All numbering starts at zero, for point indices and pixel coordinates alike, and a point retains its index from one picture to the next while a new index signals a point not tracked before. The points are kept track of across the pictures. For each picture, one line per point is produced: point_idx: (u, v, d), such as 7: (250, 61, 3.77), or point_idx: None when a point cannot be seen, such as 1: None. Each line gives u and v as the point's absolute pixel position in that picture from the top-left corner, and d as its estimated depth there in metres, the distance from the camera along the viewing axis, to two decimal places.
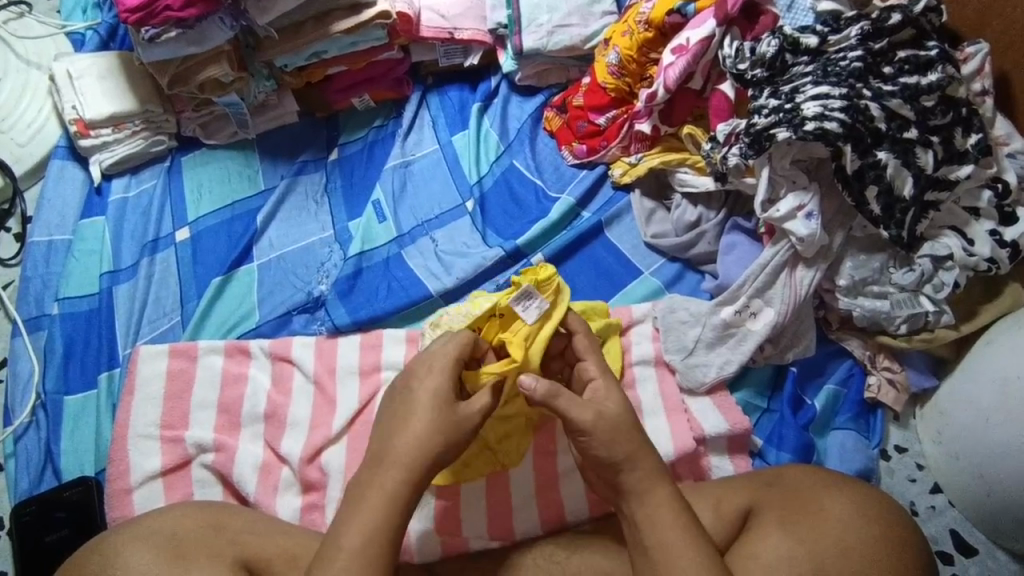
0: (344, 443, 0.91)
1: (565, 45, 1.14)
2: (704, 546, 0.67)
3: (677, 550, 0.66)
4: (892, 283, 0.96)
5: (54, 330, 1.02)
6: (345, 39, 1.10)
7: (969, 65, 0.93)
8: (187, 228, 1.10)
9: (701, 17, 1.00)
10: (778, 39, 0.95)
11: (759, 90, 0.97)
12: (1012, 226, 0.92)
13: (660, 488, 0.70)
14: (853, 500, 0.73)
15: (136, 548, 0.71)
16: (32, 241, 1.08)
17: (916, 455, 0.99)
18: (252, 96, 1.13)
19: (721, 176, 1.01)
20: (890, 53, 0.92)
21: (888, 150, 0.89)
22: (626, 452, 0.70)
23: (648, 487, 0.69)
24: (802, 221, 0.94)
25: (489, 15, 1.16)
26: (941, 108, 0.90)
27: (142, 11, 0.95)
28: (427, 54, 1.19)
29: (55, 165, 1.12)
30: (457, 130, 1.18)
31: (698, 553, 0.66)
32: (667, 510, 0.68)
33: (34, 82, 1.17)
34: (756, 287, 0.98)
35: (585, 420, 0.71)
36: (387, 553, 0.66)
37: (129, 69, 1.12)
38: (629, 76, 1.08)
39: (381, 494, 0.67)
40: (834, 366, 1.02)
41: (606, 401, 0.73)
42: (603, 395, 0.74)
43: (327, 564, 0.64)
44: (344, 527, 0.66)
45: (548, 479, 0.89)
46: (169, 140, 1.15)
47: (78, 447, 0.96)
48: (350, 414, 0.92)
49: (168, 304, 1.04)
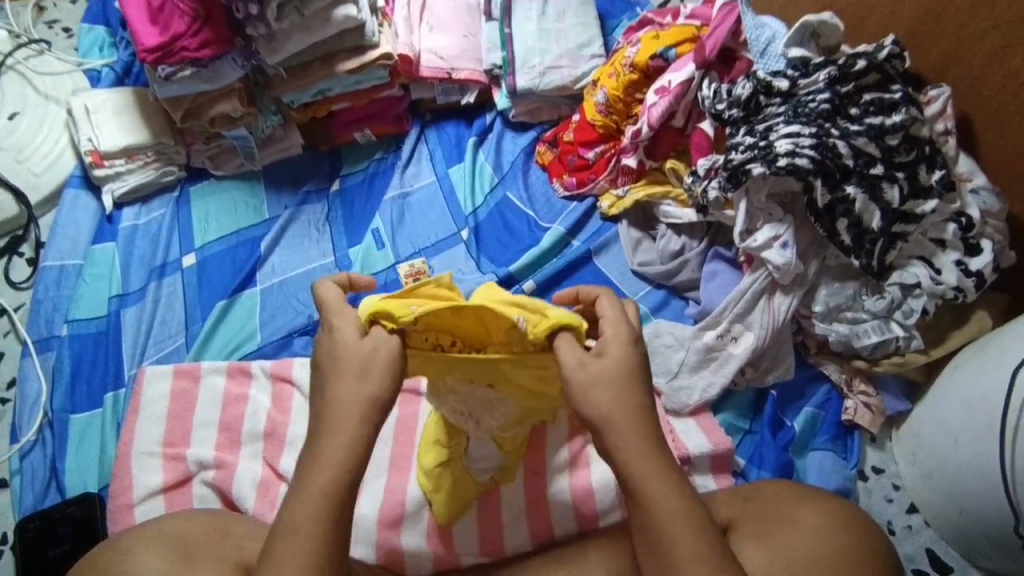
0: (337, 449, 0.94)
1: (556, 84, 1.22)
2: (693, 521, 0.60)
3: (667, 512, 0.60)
4: (864, 310, 1.01)
5: (62, 350, 1.05)
6: (349, 78, 1.16)
7: (932, 107, 0.99)
8: (194, 254, 1.15)
9: (681, 61, 1.08)
10: (753, 82, 1.02)
11: (736, 128, 1.04)
12: (976, 258, 0.97)
13: (658, 448, 0.62)
14: (824, 509, 0.77)
15: (146, 548, 0.72)
16: (45, 266, 1.12)
17: (893, 475, 1.03)
18: (259, 130, 1.19)
19: (702, 208, 1.07)
20: (855, 95, 0.98)
21: (857, 185, 0.96)
22: (624, 399, 0.62)
23: (656, 471, 0.61)
24: (778, 250, 0.99)
25: (485, 56, 1.24)
26: (905, 146, 0.97)
27: (160, 51, 1.01)
28: (427, 92, 1.26)
29: (68, 194, 1.17)
30: (454, 162, 1.25)
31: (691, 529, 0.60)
32: (664, 485, 0.61)
33: (53, 116, 1.22)
34: (736, 312, 1.03)
35: (566, 363, 0.63)
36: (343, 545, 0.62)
37: (143, 105, 1.18)
38: (616, 114, 1.15)
39: (344, 484, 0.61)
40: (813, 390, 1.07)
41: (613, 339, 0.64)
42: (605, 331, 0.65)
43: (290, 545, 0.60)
44: (297, 508, 0.61)
45: (538, 494, 0.92)
46: (179, 170, 1.21)
47: (82, 464, 0.98)
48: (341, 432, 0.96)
49: (173, 326, 1.08)
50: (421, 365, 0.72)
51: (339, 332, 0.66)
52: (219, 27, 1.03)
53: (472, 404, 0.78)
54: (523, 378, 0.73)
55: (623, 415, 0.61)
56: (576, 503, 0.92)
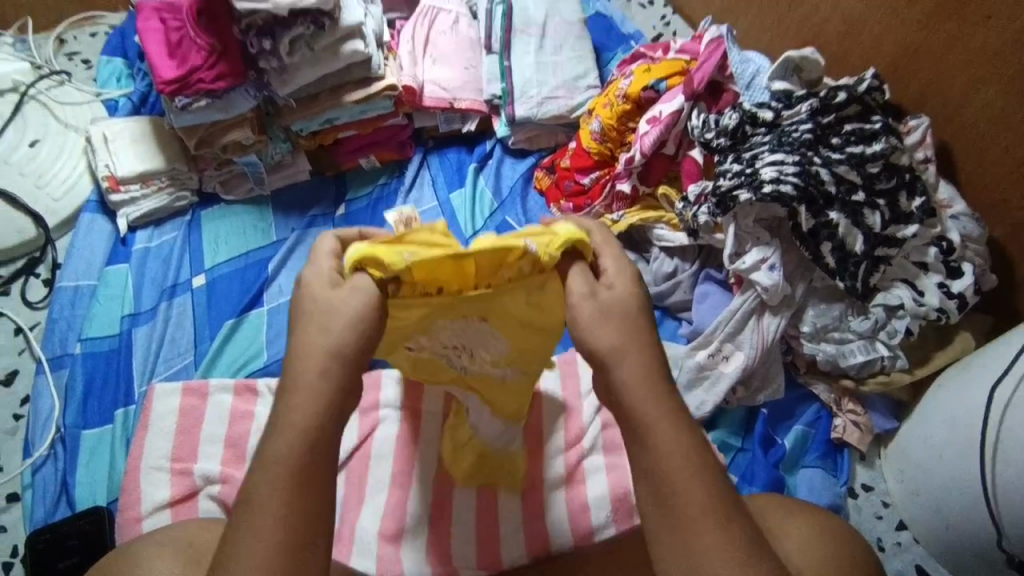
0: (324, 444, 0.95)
1: (553, 114, 1.27)
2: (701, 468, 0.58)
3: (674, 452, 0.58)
4: (850, 330, 1.04)
5: (75, 368, 1.09)
6: (355, 108, 1.22)
7: (912, 136, 1.04)
8: (204, 275, 1.19)
9: (671, 93, 1.13)
10: (739, 113, 1.07)
11: (724, 156, 1.08)
12: (958, 280, 1.01)
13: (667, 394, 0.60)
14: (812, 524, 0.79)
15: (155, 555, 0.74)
16: (61, 286, 1.16)
17: (882, 493, 1.05)
18: (269, 156, 1.24)
19: (693, 232, 1.12)
20: (837, 126, 1.03)
21: (840, 211, 1.00)
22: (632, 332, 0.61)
23: (665, 416, 0.59)
24: (766, 272, 1.03)
25: (485, 87, 1.30)
26: (885, 174, 1.01)
27: (177, 83, 1.07)
28: (430, 121, 1.32)
29: (84, 218, 1.22)
30: (455, 188, 1.30)
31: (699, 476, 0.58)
32: (673, 431, 0.59)
33: (71, 143, 1.27)
34: (726, 333, 1.07)
35: (578, 291, 0.63)
36: (315, 524, 0.56)
37: (159, 134, 1.23)
38: (610, 142, 1.20)
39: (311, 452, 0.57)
40: (802, 409, 1.10)
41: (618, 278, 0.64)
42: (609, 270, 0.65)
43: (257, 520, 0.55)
44: (261, 481, 0.56)
45: (535, 507, 0.96)
46: (191, 195, 1.26)
47: (92, 479, 1.01)
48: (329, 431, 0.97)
49: (182, 345, 1.12)
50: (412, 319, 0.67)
51: (317, 281, 0.62)
52: (234, 61, 1.08)
53: (466, 337, 0.72)
54: (525, 313, 0.67)
55: (635, 347, 0.61)
56: (571, 517, 0.95)
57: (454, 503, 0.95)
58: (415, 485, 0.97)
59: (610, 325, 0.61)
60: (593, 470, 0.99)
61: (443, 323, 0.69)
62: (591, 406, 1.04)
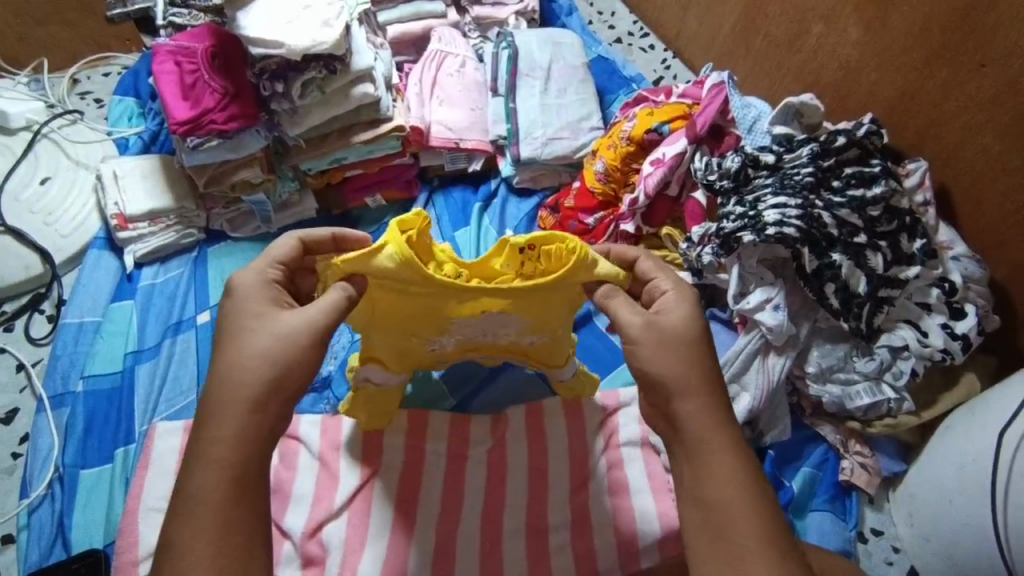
0: (314, 471, 0.99)
1: (558, 153, 1.30)
2: (738, 497, 0.61)
3: (718, 477, 0.63)
4: (855, 371, 1.04)
5: (77, 407, 1.08)
6: (364, 148, 1.24)
7: (910, 179, 1.06)
8: (208, 312, 1.19)
9: (674, 136, 1.16)
10: (741, 157, 1.10)
11: (727, 198, 1.10)
12: (962, 321, 1.02)
13: (700, 412, 0.66)
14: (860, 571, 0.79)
15: None
16: (64, 323, 1.16)
17: (892, 538, 1.04)
18: (278, 195, 1.25)
19: (697, 272, 1.12)
20: (837, 169, 1.06)
21: (842, 253, 1.01)
22: (680, 367, 0.67)
23: (705, 446, 0.64)
24: (769, 312, 1.03)
25: (491, 128, 1.33)
26: (886, 217, 1.03)
27: (190, 124, 1.09)
28: (436, 159, 1.34)
29: (92, 254, 1.23)
30: (460, 226, 1.30)
31: (745, 511, 0.61)
32: (720, 461, 0.63)
33: (81, 181, 1.28)
34: (731, 374, 1.06)
35: (634, 324, 0.70)
36: (250, 546, 0.60)
37: (168, 171, 1.25)
38: (614, 183, 1.21)
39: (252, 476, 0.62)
40: (809, 451, 1.09)
41: (669, 313, 0.70)
42: (670, 301, 0.72)
43: (226, 533, 0.59)
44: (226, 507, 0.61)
45: (539, 554, 0.95)
46: (198, 233, 1.26)
47: (90, 521, 1.00)
48: (317, 451, 1.00)
49: (185, 382, 1.12)
50: (421, 313, 0.78)
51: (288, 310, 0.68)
52: (246, 103, 1.11)
53: (483, 325, 0.81)
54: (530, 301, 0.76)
55: (683, 379, 0.66)
56: (577, 560, 0.95)
57: (459, 546, 0.95)
58: (417, 530, 0.95)
59: (656, 353, 0.67)
60: (601, 515, 0.97)
61: (460, 322, 0.80)
62: (597, 447, 1.02)
